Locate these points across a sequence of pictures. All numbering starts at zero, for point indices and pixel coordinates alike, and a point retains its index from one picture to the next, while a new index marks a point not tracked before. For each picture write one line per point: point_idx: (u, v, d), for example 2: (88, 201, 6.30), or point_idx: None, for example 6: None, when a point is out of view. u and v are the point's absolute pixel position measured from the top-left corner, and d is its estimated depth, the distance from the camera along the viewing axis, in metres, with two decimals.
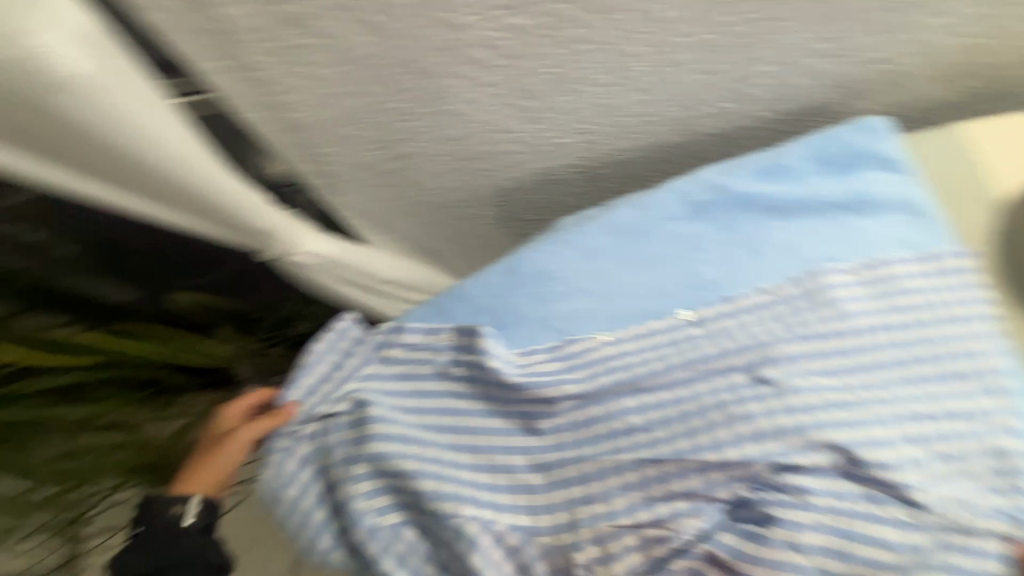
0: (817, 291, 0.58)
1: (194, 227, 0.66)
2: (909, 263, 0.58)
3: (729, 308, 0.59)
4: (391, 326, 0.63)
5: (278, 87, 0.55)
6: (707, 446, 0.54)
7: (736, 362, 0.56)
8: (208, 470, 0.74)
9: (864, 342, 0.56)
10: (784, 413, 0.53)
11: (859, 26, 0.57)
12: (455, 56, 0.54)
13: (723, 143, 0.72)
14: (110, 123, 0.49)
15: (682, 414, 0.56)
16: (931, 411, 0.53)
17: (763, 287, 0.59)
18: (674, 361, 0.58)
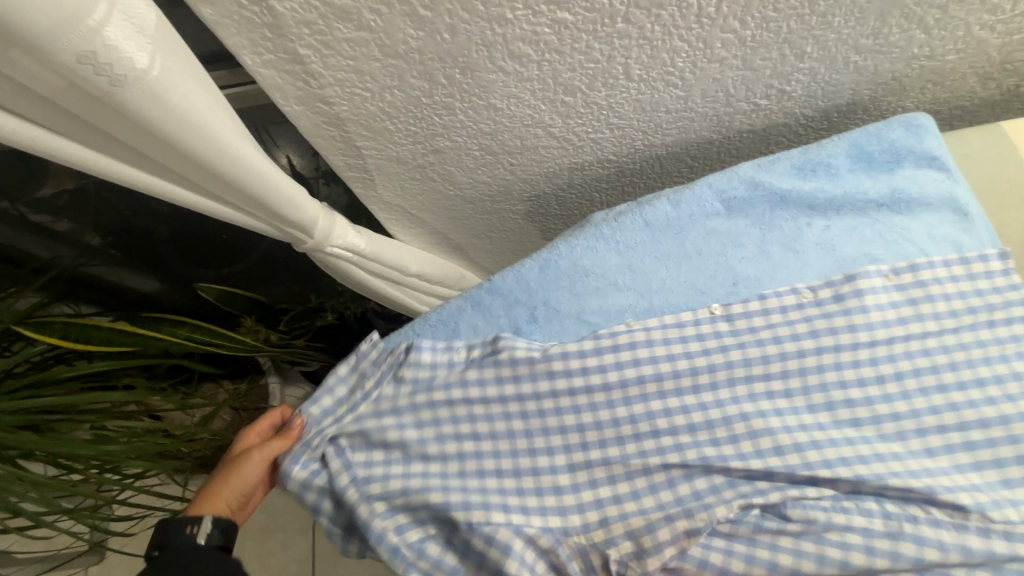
0: (851, 295, 0.57)
1: (231, 218, 0.63)
2: (937, 264, 0.57)
3: (760, 307, 0.58)
4: (402, 347, 0.63)
5: (321, 81, 0.55)
6: (732, 455, 0.55)
7: (756, 373, 0.57)
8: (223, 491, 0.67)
9: (883, 354, 0.56)
10: (801, 431, 0.55)
11: (905, 23, 0.56)
12: (497, 51, 0.54)
13: (753, 138, 0.74)
14: (165, 122, 0.45)
15: (706, 423, 0.56)
16: (942, 423, 0.54)
17: (794, 287, 0.58)
18: (698, 364, 0.58)
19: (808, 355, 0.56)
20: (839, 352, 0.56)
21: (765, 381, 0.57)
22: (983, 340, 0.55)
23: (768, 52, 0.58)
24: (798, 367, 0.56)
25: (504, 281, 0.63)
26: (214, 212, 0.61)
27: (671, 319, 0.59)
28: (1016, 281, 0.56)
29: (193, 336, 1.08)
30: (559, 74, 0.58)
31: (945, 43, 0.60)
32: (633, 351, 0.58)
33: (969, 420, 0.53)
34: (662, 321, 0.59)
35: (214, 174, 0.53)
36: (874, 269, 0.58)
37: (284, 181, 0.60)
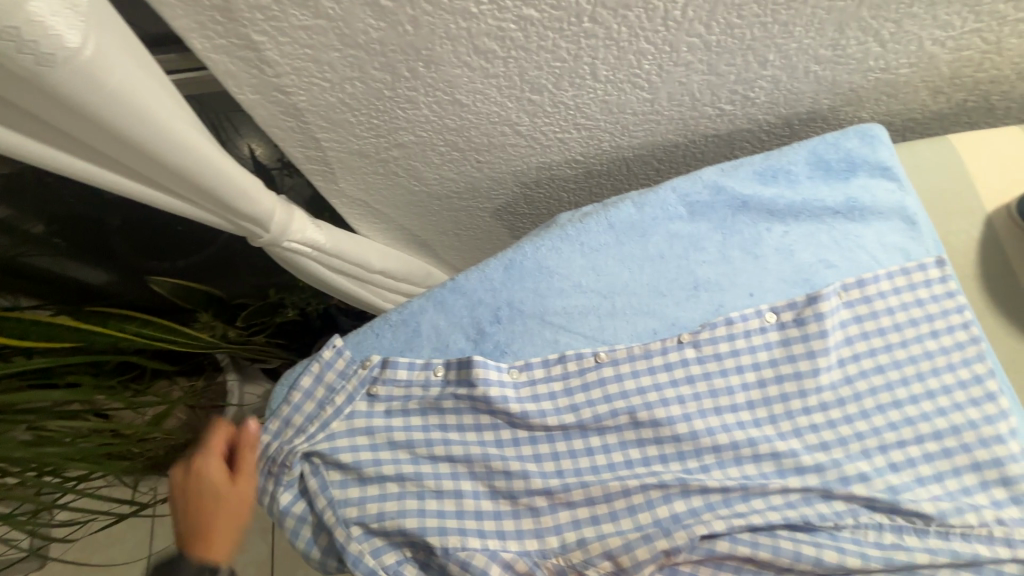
0: (811, 319, 0.58)
1: (181, 211, 0.60)
2: (882, 280, 0.59)
3: (726, 332, 0.59)
4: (379, 360, 0.61)
5: (277, 70, 0.53)
6: (696, 469, 0.57)
7: (723, 403, 0.58)
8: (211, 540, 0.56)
9: (837, 375, 0.57)
10: (764, 441, 0.56)
11: (861, 35, 0.57)
12: (462, 46, 0.52)
13: (717, 143, 0.75)
14: (102, 109, 0.42)
15: (678, 454, 0.57)
16: (901, 438, 0.55)
17: (758, 310, 0.60)
18: (666, 395, 0.58)
19: (770, 386, 0.58)
20: (799, 379, 0.57)
21: (727, 398, 0.58)
22: (930, 351, 0.56)
23: (733, 58, 0.59)
24: (762, 398, 0.58)
25: (468, 280, 0.63)
26: (160, 203, 0.58)
27: (639, 348, 0.59)
28: (953, 287, 0.58)
29: (144, 332, 1.03)
30: (525, 72, 0.57)
31: (899, 57, 0.61)
32: (603, 388, 0.59)
33: (924, 434, 0.55)
34: (631, 351, 0.59)
35: (158, 164, 0.50)
36: (831, 289, 0.59)
37: (237, 175, 0.57)
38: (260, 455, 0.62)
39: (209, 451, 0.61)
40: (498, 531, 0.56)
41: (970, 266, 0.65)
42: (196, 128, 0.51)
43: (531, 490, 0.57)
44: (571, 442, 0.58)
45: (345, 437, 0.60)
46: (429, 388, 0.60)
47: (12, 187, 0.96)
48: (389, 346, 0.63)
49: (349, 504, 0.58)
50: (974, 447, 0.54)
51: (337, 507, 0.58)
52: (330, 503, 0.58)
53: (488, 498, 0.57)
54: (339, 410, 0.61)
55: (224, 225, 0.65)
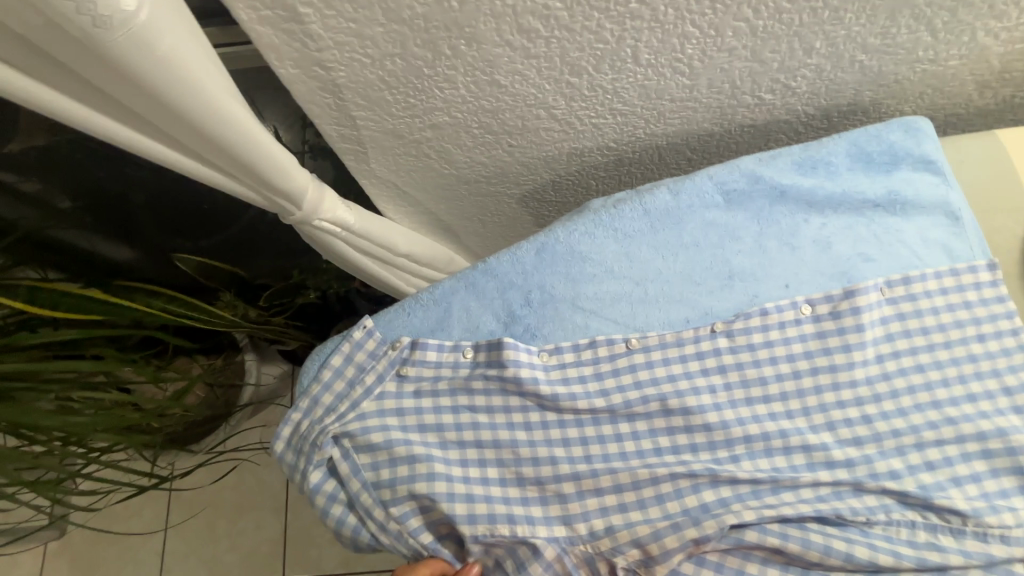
0: (848, 312, 0.57)
1: (217, 184, 0.60)
2: (928, 278, 0.58)
3: (761, 323, 0.58)
4: (408, 342, 0.61)
5: (320, 44, 0.53)
6: (726, 459, 0.56)
7: (756, 395, 0.57)
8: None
9: (875, 372, 0.56)
10: (794, 433, 0.56)
11: (912, 23, 0.56)
12: (506, 24, 0.52)
13: (753, 133, 0.74)
14: (152, 75, 0.43)
15: (709, 445, 0.57)
16: (940, 437, 0.54)
17: (794, 302, 0.59)
18: (698, 383, 0.58)
19: (805, 378, 0.57)
20: (834, 372, 0.57)
21: (761, 391, 0.57)
22: (974, 354, 0.56)
23: (778, 45, 0.58)
24: (796, 389, 0.57)
25: (500, 263, 0.63)
26: (196, 174, 0.58)
27: (671, 337, 0.59)
28: (1003, 292, 0.57)
29: (169, 308, 1.03)
30: (566, 53, 0.56)
31: (949, 47, 0.60)
32: (633, 373, 0.58)
33: (966, 433, 0.54)
34: (663, 339, 0.59)
35: (197, 132, 0.50)
36: (871, 283, 0.58)
37: (273, 149, 0.57)
38: (292, 432, 0.62)
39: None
40: (526, 516, 0.56)
41: (1013, 264, 0.63)
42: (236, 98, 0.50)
43: (560, 475, 0.57)
44: (599, 428, 0.58)
45: (374, 417, 0.60)
46: (459, 369, 0.60)
47: (44, 160, 0.97)
48: (419, 327, 0.63)
49: (379, 484, 0.58)
50: (1018, 451, 0.53)
51: (368, 486, 0.58)
52: (360, 482, 0.58)
53: (513, 480, 0.58)
54: (369, 390, 0.61)
55: (258, 201, 0.65)
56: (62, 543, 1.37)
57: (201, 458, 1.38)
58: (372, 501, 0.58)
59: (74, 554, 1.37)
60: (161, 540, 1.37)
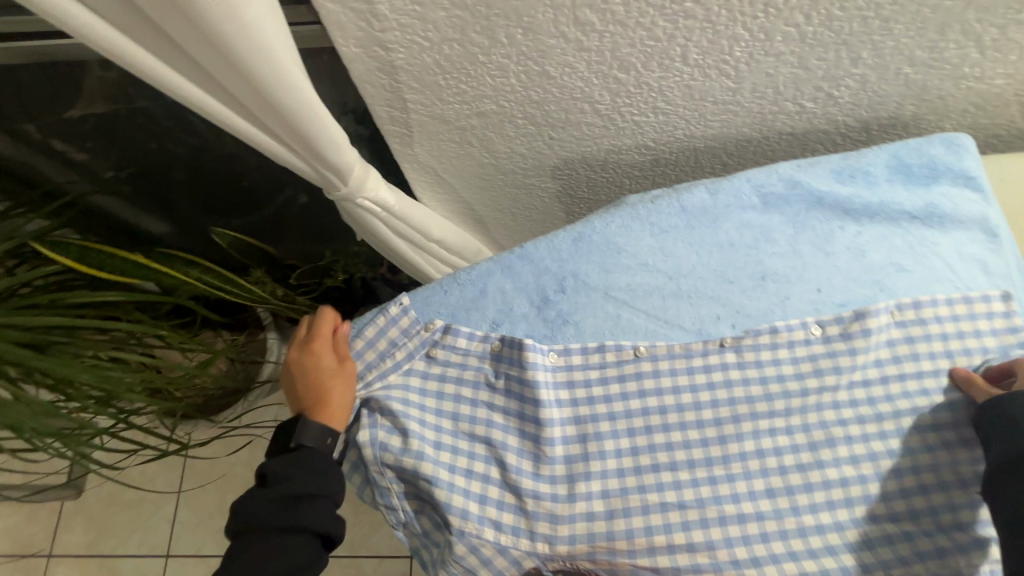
0: (858, 333, 0.58)
1: (273, 153, 0.64)
2: (940, 303, 0.58)
3: (770, 340, 0.59)
4: (440, 326, 0.62)
5: (384, 24, 0.55)
6: (722, 478, 0.57)
7: (760, 410, 0.58)
8: (332, 409, 0.59)
9: (879, 394, 0.57)
10: (790, 452, 0.57)
11: (961, 39, 0.57)
12: (564, 16, 0.54)
13: (791, 141, 0.75)
14: (235, 42, 0.46)
15: (705, 461, 0.57)
16: (935, 460, 0.55)
17: (804, 321, 0.59)
18: (702, 397, 0.58)
19: (811, 395, 0.58)
20: (835, 391, 0.57)
21: (767, 407, 0.58)
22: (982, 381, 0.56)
23: (825, 53, 0.59)
24: (800, 403, 0.57)
25: (537, 248, 0.64)
26: (255, 140, 0.61)
27: (680, 348, 0.59)
28: (1015, 324, 0.57)
29: (205, 278, 1.06)
30: (618, 48, 0.58)
31: (997, 66, 0.61)
32: (639, 381, 0.59)
33: (963, 459, 0.55)
34: (672, 349, 0.60)
35: (262, 95, 0.53)
36: (883, 305, 0.58)
37: (331, 127, 0.60)
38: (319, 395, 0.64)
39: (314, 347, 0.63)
40: (533, 491, 0.58)
41: None
42: (302, 66, 0.53)
43: (572, 453, 0.59)
44: (614, 421, 0.59)
45: (400, 386, 0.61)
46: (489, 346, 0.62)
47: (100, 128, 1.02)
48: (455, 304, 0.64)
49: (385, 445, 0.59)
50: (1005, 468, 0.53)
51: (374, 445, 0.60)
52: (370, 438, 0.60)
53: (529, 452, 0.59)
54: (398, 364, 0.62)
55: (308, 174, 0.68)
56: (78, 502, 1.41)
57: (218, 429, 1.42)
58: (374, 458, 0.59)
59: (88, 514, 1.40)
60: (173, 507, 1.40)
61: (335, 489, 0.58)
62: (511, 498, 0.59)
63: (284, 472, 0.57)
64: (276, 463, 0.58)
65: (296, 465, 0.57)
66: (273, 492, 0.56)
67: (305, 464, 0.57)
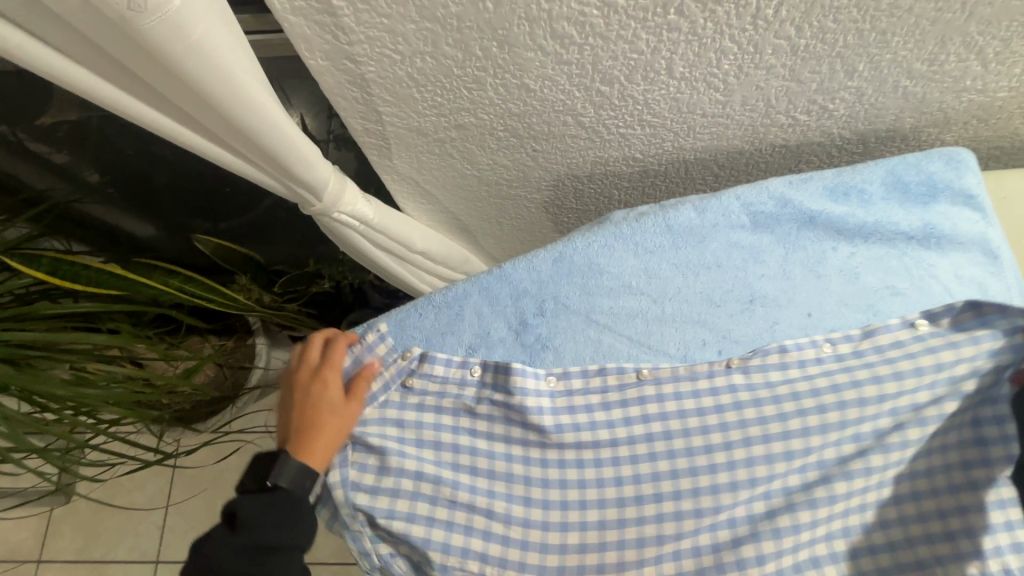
0: (869, 351, 0.55)
1: (239, 168, 0.61)
2: None
3: (778, 360, 0.56)
4: (417, 353, 0.60)
5: (351, 37, 0.52)
6: (727, 505, 0.55)
7: (756, 436, 0.55)
8: (316, 451, 0.55)
9: (886, 409, 0.54)
10: (796, 475, 0.55)
11: (962, 51, 0.54)
12: (540, 29, 0.51)
13: (785, 153, 0.72)
14: (184, 63, 0.43)
15: (711, 489, 0.55)
16: (934, 486, 0.53)
17: (813, 339, 0.56)
18: (710, 420, 0.55)
19: (830, 411, 0.54)
20: (847, 408, 0.54)
21: (781, 426, 0.55)
22: None
23: (818, 65, 0.56)
24: (802, 428, 0.54)
25: (516, 270, 0.61)
26: (213, 157, 0.58)
27: (684, 369, 0.57)
28: None
29: (185, 288, 1.04)
30: (599, 61, 0.55)
31: (999, 78, 0.58)
32: (642, 406, 0.57)
33: (972, 499, 0.51)
34: (675, 371, 0.57)
35: (219, 115, 0.49)
36: (897, 321, 0.55)
37: (298, 139, 0.56)
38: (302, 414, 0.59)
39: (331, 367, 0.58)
40: (524, 519, 0.57)
41: None
42: (263, 85, 0.50)
43: (565, 479, 0.57)
44: (598, 449, 0.57)
45: (375, 418, 0.58)
46: (469, 372, 0.59)
47: (74, 134, 0.99)
48: (431, 327, 0.61)
49: (358, 484, 0.57)
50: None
51: (346, 485, 0.57)
52: (341, 478, 0.57)
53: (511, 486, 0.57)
54: (373, 397, 0.59)
55: (279, 190, 0.65)
56: (66, 509, 1.40)
57: (207, 436, 1.40)
58: (345, 499, 0.57)
59: (76, 521, 1.39)
60: (162, 514, 1.39)
61: (307, 535, 0.55)
62: (498, 527, 0.57)
63: (252, 517, 0.53)
64: (249, 501, 0.54)
65: (270, 511, 0.53)
66: (240, 541, 0.53)
67: (277, 510, 0.53)
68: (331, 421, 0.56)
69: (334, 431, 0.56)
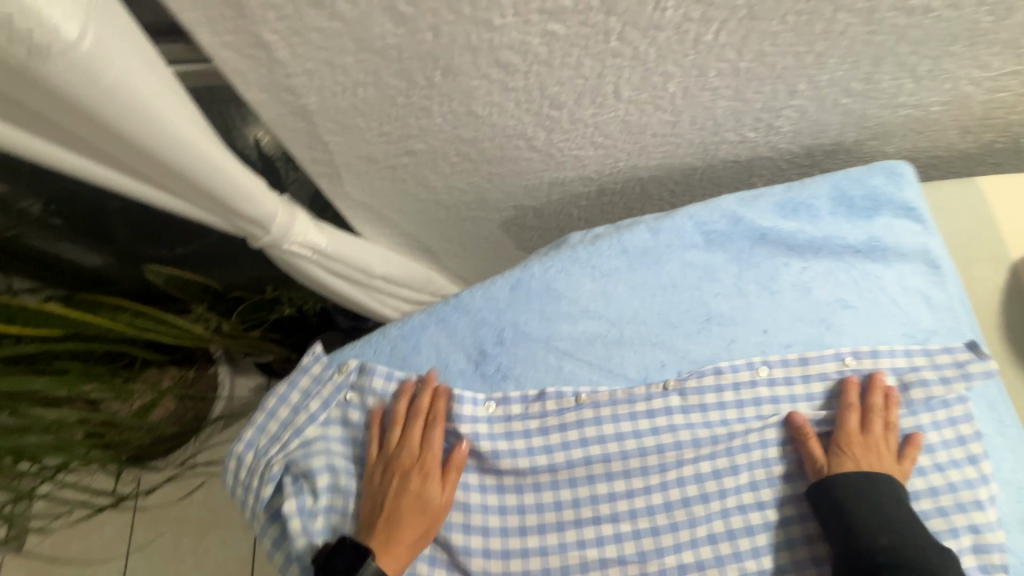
0: (800, 378, 0.57)
1: (178, 206, 0.58)
2: (896, 349, 0.58)
3: (714, 382, 0.57)
4: (355, 367, 0.59)
5: (288, 70, 0.51)
6: (683, 522, 0.55)
7: (702, 454, 0.56)
8: (399, 550, 0.53)
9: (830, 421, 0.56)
10: (748, 490, 0.55)
11: (896, 70, 0.55)
12: (483, 58, 0.50)
13: (738, 168, 0.73)
14: (100, 104, 0.40)
15: (647, 510, 0.55)
16: None
17: (750, 362, 0.57)
18: (665, 441, 0.56)
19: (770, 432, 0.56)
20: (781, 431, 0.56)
21: (729, 447, 0.56)
22: (954, 418, 0.55)
23: (761, 86, 0.57)
24: (744, 446, 0.56)
25: (473, 298, 0.61)
26: (138, 193, 0.55)
27: (622, 393, 0.57)
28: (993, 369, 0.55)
29: (134, 323, 0.98)
30: (546, 87, 0.55)
31: (932, 94, 0.59)
32: (598, 426, 0.56)
33: (928, 510, 0.53)
34: (613, 395, 0.57)
35: (141, 153, 0.47)
36: (832, 353, 0.57)
37: (237, 174, 0.54)
38: (260, 456, 0.58)
39: (430, 459, 0.55)
40: (464, 546, 0.55)
41: (992, 314, 0.63)
42: (192, 121, 0.47)
43: (524, 505, 0.56)
44: (555, 472, 0.56)
45: (324, 453, 0.57)
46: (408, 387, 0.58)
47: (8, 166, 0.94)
48: (387, 362, 0.60)
49: (313, 511, 0.55)
50: (948, 467, 0.54)
51: (302, 514, 0.55)
52: (296, 508, 0.55)
53: (477, 526, 0.56)
54: (314, 416, 0.58)
55: (222, 224, 0.63)
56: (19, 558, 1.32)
57: (170, 472, 1.34)
58: (301, 531, 0.54)
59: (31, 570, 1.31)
60: (124, 558, 1.31)
61: None
62: (442, 553, 0.56)
63: None
64: None
65: None
66: None
67: None
68: (417, 519, 0.54)
69: (418, 530, 0.54)
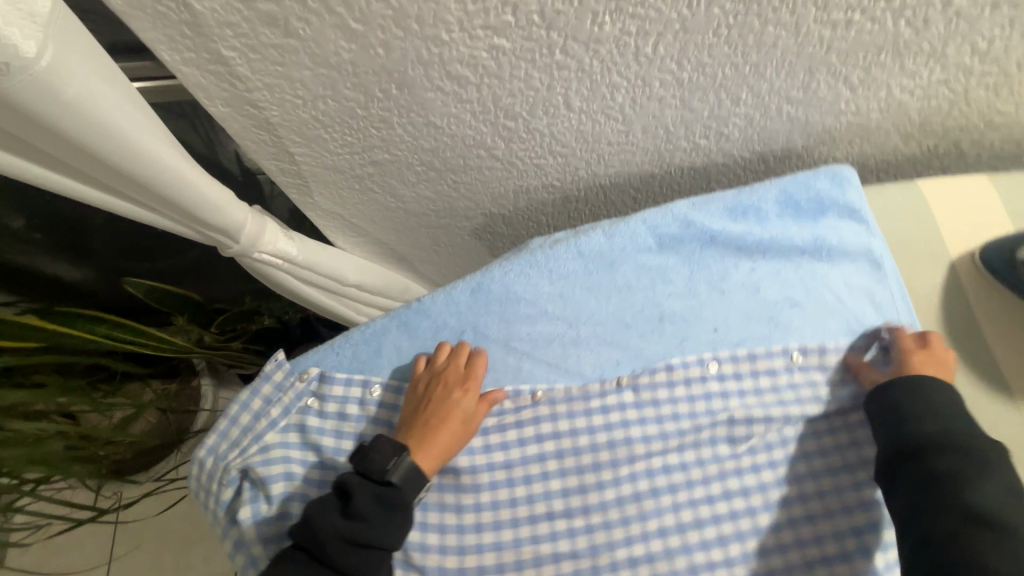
0: (749, 374, 0.59)
1: (145, 216, 0.60)
2: (841, 346, 0.60)
3: (666, 378, 0.59)
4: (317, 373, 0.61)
5: (249, 85, 0.53)
6: (635, 516, 0.56)
7: (654, 450, 0.57)
8: (433, 453, 0.56)
9: (779, 414, 0.58)
10: (699, 484, 0.57)
11: (831, 79, 0.58)
12: (434, 71, 0.53)
13: (694, 174, 0.75)
14: (64, 120, 0.42)
15: (601, 505, 0.56)
16: (820, 487, 0.56)
17: (701, 358, 0.60)
18: (617, 436, 0.58)
19: (720, 427, 0.58)
20: (731, 424, 0.58)
21: (680, 441, 0.57)
22: None
23: (705, 95, 0.60)
24: (695, 441, 0.58)
25: (434, 303, 0.62)
26: (106, 203, 0.57)
27: (577, 390, 0.59)
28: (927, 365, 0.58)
29: (113, 334, 1.00)
30: (499, 99, 0.57)
31: (869, 102, 0.62)
32: (553, 422, 0.58)
33: (868, 499, 0.56)
34: (569, 392, 0.59)
35: (105, 165, 0.49)
36: (780, 349, 0.60)
37: (203, 186, 0.56)
38: (219, 462, 0.59)
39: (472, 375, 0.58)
40: (421, 543, 0.56)
41: (933, 312, 0.66)
42: (156, 135, 0.49)
43: (481, 503, 0.57)
44: (511, 469, 0.58)
45: (283, 459, 0.58)
46: (370, 391, 0.61)
47: None
48: (347, 366, 0.61)
49: (268, 517, 0.57)
50: None
51: (257, 520, 0.57)
52: (251, 514, 0.57)
53: (434, 523, 0.57)
54: (275, 422, 0.59)
55: (190, 233, 0.65)
56: None
57: (152, 485, 1.34)
58: (257, 535, 0.57)
59: None
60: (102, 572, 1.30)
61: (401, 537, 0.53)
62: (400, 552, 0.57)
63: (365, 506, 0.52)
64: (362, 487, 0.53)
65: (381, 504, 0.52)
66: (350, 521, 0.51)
67: (391, 504, 0.52)
68: (454, 429, 0.57)
69: (453, 440, 0.57)
